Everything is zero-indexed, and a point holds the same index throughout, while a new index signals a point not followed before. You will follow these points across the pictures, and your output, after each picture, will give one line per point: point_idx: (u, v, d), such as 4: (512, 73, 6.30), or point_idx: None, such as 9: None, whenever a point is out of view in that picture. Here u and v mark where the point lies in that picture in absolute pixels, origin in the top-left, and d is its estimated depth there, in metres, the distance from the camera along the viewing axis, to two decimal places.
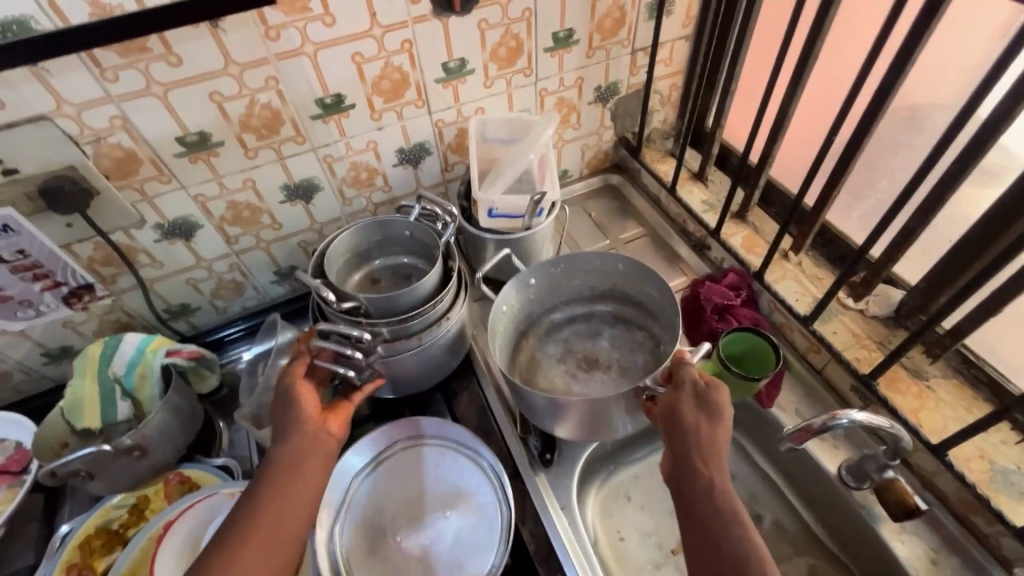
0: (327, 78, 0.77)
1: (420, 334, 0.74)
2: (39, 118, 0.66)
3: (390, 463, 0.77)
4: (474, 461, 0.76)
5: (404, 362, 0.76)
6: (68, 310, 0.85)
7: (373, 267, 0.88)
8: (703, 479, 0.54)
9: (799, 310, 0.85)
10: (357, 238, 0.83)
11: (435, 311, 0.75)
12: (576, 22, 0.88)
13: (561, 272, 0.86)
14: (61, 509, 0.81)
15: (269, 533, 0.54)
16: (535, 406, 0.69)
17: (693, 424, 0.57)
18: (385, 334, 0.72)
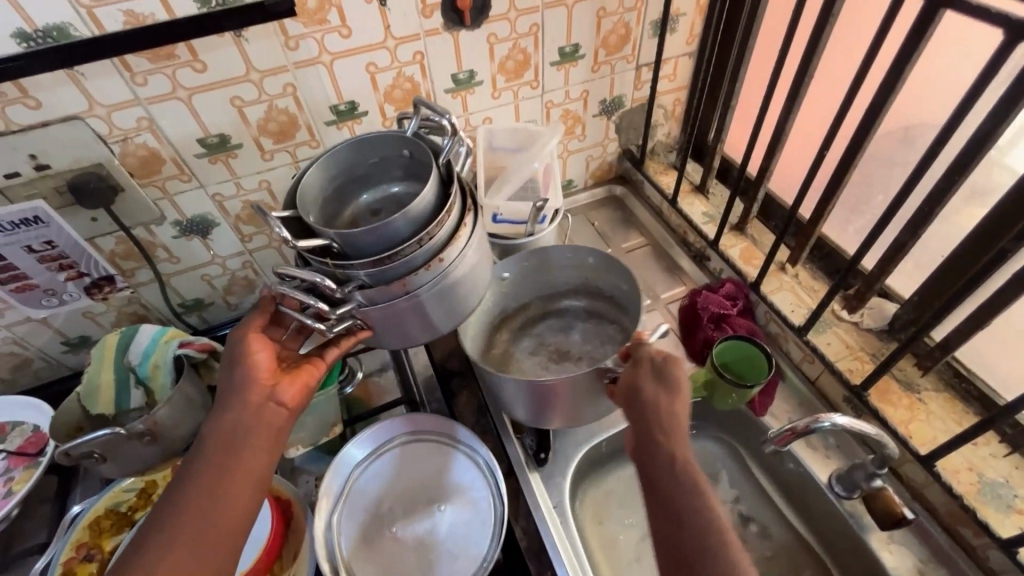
0: (342, 86, 0.81)
1: (405, 281, 0.57)
2: (71, 118, 0.70)
3: (388, 456, 0.79)
4: (470, 457, 0.78)
5: (390, 314, 0.60)
6: (88, 301, 0.89)
7: (366, 198, 0.70)
8: (665, 452, 0.56)
9: (793, 321, 0.86)
10: (341, 163, 0.66)
11: (420, 251, 0.57)
12: (581, 37, 0.92)
13: (533, 266, 0.91)
14: (73, 491, 0.84)
15: (217, 497, 0.53)
16: (506, 393, 0.73)
17: (655, 399, 0.59)
18: (361, 279, 0.57)
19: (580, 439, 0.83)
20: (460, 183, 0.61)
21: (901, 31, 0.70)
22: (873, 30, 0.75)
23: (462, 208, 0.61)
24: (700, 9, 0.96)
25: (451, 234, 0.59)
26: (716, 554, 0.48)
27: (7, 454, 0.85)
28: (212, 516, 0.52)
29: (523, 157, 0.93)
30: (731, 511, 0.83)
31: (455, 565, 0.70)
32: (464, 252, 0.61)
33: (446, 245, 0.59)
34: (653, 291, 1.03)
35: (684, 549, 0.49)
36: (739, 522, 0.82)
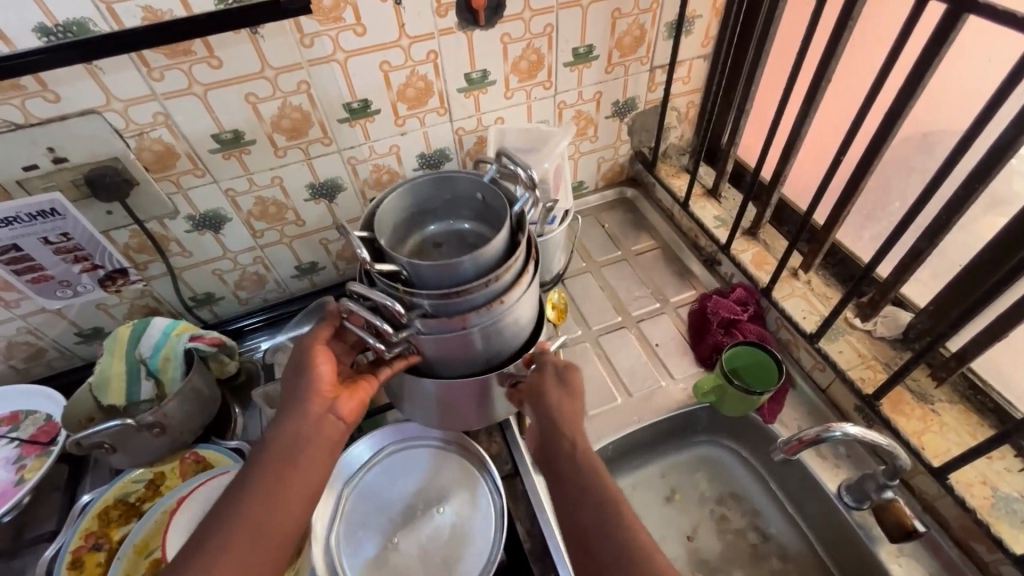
0: (356, 84, 0.82)
1: (467, 317, 0.62)
2: (89, 112, 0.71)
3: (380, 468, 0.78)
4: (465, 456, 0.79)
5: (445, 344, 0.64)
6: (102, 293, 0.90)
7: (433, 229, 0.75)
8: (568, 443, 0.63)
9: (805, 328, 0.85)
10: (416, 195, 0.71)
11: (485, 292, 0.61)
12: (596, 38, 0.91)
13: None
14: (83, 481, 0.85)
15: (271, 506, 0.56)
16: (427, 395, 0.71)
17: (551, 397, 0.66)
18: (425, 307, 0.61)
19: None
20: (529, 233, 0.67)
21: (923, 37, 0.69)
22: (894, 34, 0.74)
23: (527, 255, 0.66)
24: (716, 11, 0.95)
25: (514, 278, 0.64)
26: (615, 527, 0.55)
27: (19, 443, 0.86)
28: (264, 524, 0.55)
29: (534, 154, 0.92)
30: (737, 518, 0.83)
31: (465, 563, 0.69)
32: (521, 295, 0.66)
33: (506, 288, 0.64)
34: (662, 294, 1.02)
35: (585, 521, 0.56)
36: (746, 530, 0.81)
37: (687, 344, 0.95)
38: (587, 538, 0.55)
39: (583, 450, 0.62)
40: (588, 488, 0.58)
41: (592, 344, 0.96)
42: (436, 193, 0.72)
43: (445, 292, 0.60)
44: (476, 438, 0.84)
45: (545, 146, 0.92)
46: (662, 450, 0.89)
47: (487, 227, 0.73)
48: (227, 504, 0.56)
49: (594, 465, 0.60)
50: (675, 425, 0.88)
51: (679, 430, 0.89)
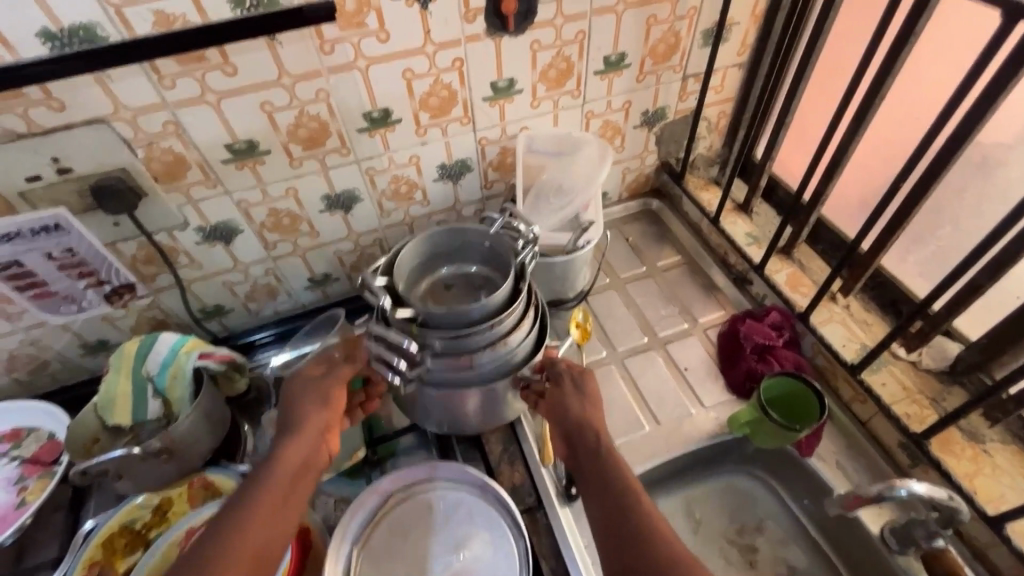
0: (377, 92, 0.77)
1: (472, 356, 0.67)
2: (95, 120, 0.67)
3: (388, 522, 0.72)
4: (478, 495, 0.74)
5: (453, 381, 0.70)
6: (107, 307, 0.86)
7: (446, 271, 0.81)
8: (591, 438, 0.64)
9: (844, 356, 0.81)
10: (434, 241, 0.77)
11: (488, 334, 0.67)
12: (629, 46, 0.86)
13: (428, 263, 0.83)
14: (85, 504, 0.81)
15: (273, 526, 0.57)
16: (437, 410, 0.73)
17: (571, 394, 0.68)
18: (436, 346, 0.67)
19: None
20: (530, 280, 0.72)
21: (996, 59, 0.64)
22: (964, 53, 0.69)
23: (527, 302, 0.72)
24: (756, 19, 0.90)
25: (516, 322, 0.69)
26: (633, 512, 0.56)
27: (21, 462, 0.82)
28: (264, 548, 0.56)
29: (568, 168, 0.91)
30: (770, 555, 0.79)
31: None
32: (525, 335, 0.71)
33: (509, 330, 0.69)
34: (690, 314, 0.98)
35: (607, 512, 0.57)
36: (779, 567, 0.77)
37: (717, 369, 0.90)
38: (608, 521, 0.56)
39: (604, 441, 0.63)
40: (609, 477, 0.59)
41: (618, 366, 0.91)
42: (455, 241, 0.79)
43: (451, 332, 0.66)
44: (498, 469, 0.80)
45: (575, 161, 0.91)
46: (690, 479, 0.85)
47: (496, 273, 0.80)
48: (225, 518, 0.56)
49: (615, 456, 0.61)
50: (704, 454, 0.84)
51: (709, 459, 0.85)
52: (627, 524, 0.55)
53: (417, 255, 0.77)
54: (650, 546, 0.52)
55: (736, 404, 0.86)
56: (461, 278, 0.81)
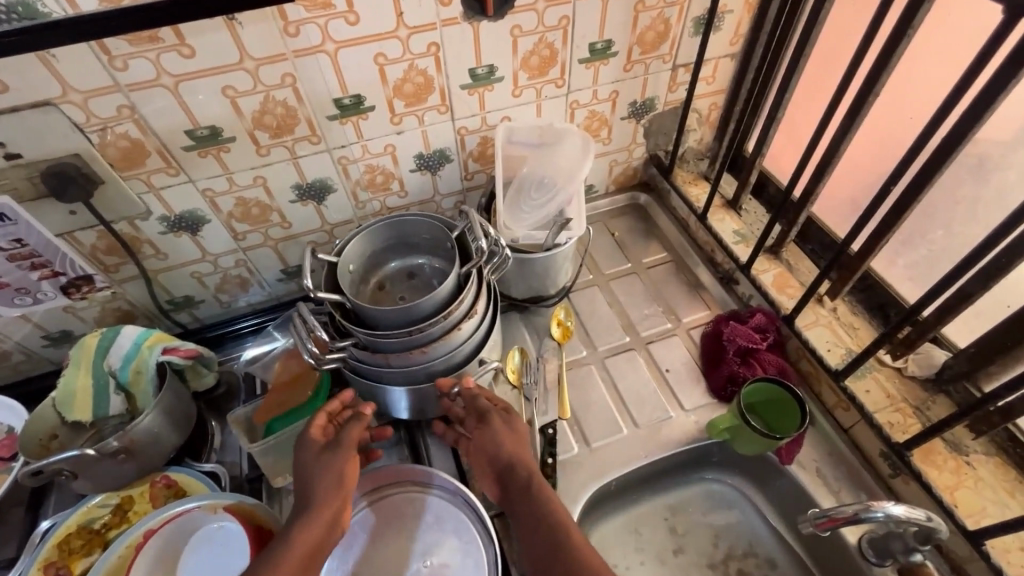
0: (347, 78, 0.73)
1: (388, 355, 0.69)
2: (43, 103, 0.63)
3: (357, 526, 0.71)
4: (449, 499, 0.72)
5: (374, 373, 0.73)
6: (66, 298, 0.83)
7: (414, 260, 0.82)
8: (519, 470, 0.66)
9: (829, 361, 0.79)
10: (404, 229, 0.78)
11: (407, 340, 0.69)
12: (615, 33, 0.83)
13: (396, 242, 0.80)
14: (45, 502, 0.79)
15: None
16: (390, 401, 0.76)
17: (489, 428, 0.69)
18: (357, 338, 0.69)
19: (586, 478, 0.78)
20: (469, 296, 0.72)
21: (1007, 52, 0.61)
22: (963, 47, 0.66)
23: (463, 314, 0.72)
24: (749, 7, 0.86)
25: (444, 332, 0.71)
26: (561, 541, 0.58)
27: None
28: None
29: (550, 163, 0.88)
30: (747, 563, 0.77)
31: None
32: (452, 345, 0.73)
33: (434, 339, 0.70)
34: (673, 314, 0.95)
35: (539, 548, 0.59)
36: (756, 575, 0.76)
37: (699, 371, 0.88)
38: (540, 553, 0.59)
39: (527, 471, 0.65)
40: (535, 510, 0.61)
41: (598, 366, 0.89)
42: (423, 234, 0.79)
43: (372, 327, 0.68)
44: (470, 472, 0.78)
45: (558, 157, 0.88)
46: (668, 484, 0.83)
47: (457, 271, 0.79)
48: None
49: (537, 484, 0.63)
50: (683, 458, 0.82)
51: (687, 463, 0.83)
52: (557, 556, 0.58)
53: (384, 237, 0.79)
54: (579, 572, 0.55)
55: (717, 408, 0.84)
56: (425, 269, 0.81)
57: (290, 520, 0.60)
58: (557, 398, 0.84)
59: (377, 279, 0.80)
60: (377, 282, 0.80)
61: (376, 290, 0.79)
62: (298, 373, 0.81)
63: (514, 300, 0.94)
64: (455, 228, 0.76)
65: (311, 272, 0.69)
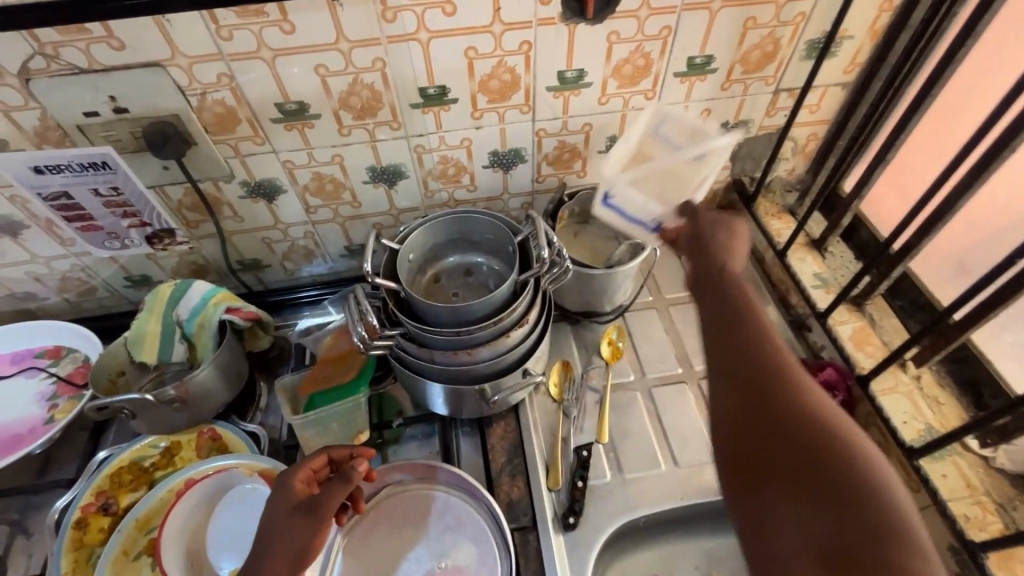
0: (435, 68, 0.73)
1: (433, 351, 0.70)
2: (152, 64, 0.66)
3: (376, 516, 0.71)
4: (471, 503, 0.71)
5: (415, 365, 0.73)
6: (149, 248, 0.88)
7: (473, 258, 0.81)
8: (722, 264, 0.63)
9: (903, 435, 0.72)
10: (469, 225, 0.77)
11: (455, 339, 0.68)
12: (718, 48, 0.78)
13: (460, 238, 0.79)
14: (106, 432, 0.85)
15: None
16: (426, 395, 0.76)
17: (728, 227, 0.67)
18: (406, 329, 0.70)
19: (615, 509, 0.75)
20: (523, 306, 0.70)
21: None
22: None
23: (515, 322, 0.71)
24: (874, 35, 0.78)
25: (492, 337, 0.70)
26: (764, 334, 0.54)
27: (56, 380, 0.87)
28: None
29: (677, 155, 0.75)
30: None
31: None
32: (496, 353, 0.71)
33: (481, 342, 0.70)
34: None
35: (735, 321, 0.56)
36: None
37: None
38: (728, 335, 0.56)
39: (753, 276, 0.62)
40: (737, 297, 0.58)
41: (643, 393, 0.85)
42: (486, 232, 0.78)
43: (421, 320, 0.68)
44: (497, 479, 0.77)
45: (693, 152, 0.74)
46: (701, 531, 0.79)
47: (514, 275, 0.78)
48: None
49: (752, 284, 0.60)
50: (720, 507, 0.77)
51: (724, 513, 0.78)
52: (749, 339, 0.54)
53: (447, 232, 0.78)
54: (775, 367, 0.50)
55: None
56: (482, 269, 0.80)
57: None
58: (596, 421, 0.81)
59: (434, 272, 0.80)
60: (433, 274, 0.80)
61: (432, 282, 0.79)
62: (346, 352, 0.83)
63: (567, 311, 0.92)
64: (520, 232, 0.75)
65: (372, 254, 0.69)
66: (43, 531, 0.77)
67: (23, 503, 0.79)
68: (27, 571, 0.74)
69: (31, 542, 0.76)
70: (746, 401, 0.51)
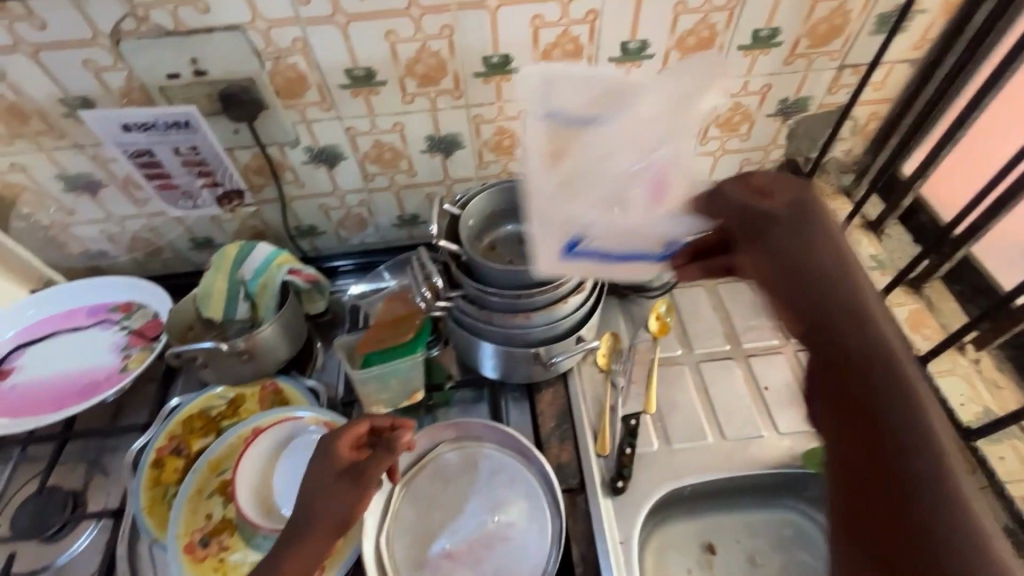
0: (501, 36, 0.74)
1: (493, 314, 0.72)
2: (233, 27, 0.69)
3: (433, 469, 0.73)
4: (525, 464, 0.73)
5: (472, 327, 0.76)
6: (218, 209, 0.92)
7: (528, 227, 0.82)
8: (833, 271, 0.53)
9: (960, 416, 0.72)
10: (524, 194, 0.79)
11: (516, 303, 0.70)
12: (786, 21, 0.77)
13: (517, 206, 0.81)
14: (174, 383, 0.89)
15: None
16: (483, 357, 0.79)
17: (819, 234, 0.56)
18: (467, 291, 0.72)
19: (663, 477, 0.76)
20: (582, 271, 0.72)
21: None
22: None
23: (574, 287, 0.72)
24: (949, 8, 0.76)
25: (551, 302, 0.72)
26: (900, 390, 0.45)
27: (129, 332, 0.92)
28: None
29: (623, 146, 0.54)
30: None
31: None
32: (552, 319, 0.73)
33: (540, 307, 0.71)
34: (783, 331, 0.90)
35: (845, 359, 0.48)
36: None
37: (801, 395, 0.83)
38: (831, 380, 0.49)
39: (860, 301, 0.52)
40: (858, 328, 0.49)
41: (691, 368, 0.86)
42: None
43: (482, 283, 0.71)
44: (547, 442, 0.79)
45: (650, 155, 0.55)
46: (746, 504, 0.80)
47: None
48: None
49: (872, 309, 0.51)
50: (767, 482, 0.78)
51: (770, 488, 0.79)
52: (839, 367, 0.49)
53: (505, 200, 0.80)
54: (917, 441, 0.42)
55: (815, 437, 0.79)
56: None
57: (281, 544, 0.60)
58: (644, 391, 0.83)
59: (490, 239, 0.81)
60: (490, 241, 0.81)
61: (488, 248, 0.80)
62: (401, 316, 0.83)
63: (615, 286, 0.92)
64: None
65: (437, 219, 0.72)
66: (120, 471, 0.82)
67: (100, 446, 0.85)
68: (106, 507, 0.79)
69: (109, 481, 0.81)
70: (881, 490, 0.42)
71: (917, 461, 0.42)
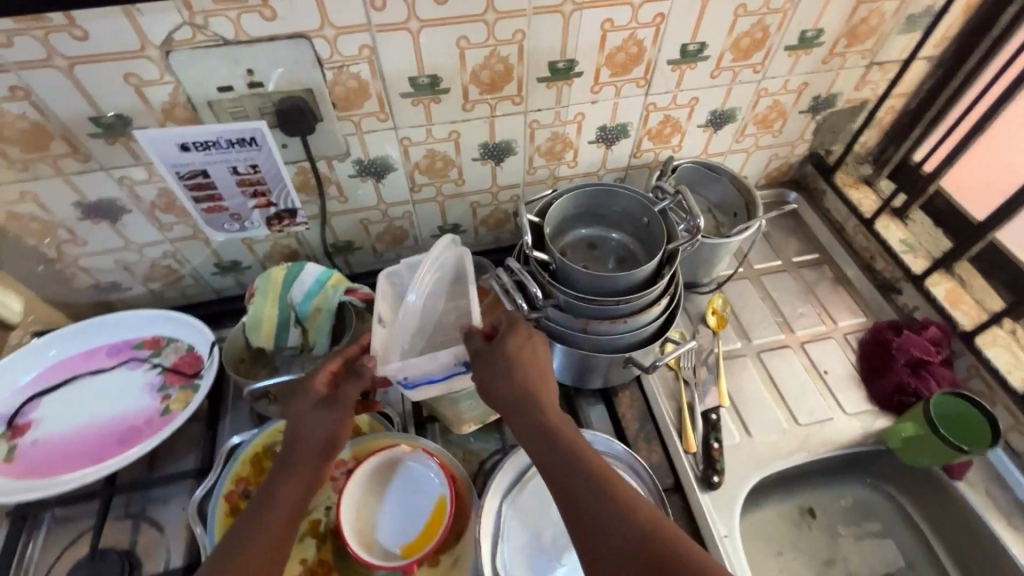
0: (571, 40, 0.73)
1: (587, 321, 0.72)
2: (300, 36, 0.64)
3: (535, 484, 0.71)
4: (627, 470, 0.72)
5: (560, 335, 0.75)
6: (266, 230, 0.86)
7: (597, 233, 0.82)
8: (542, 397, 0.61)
9: (1012, 384, 0.78)
10: (594, 200, 0.79)
11: (611, 309, 0.70)
12: (830, 22, 0.81)
13: (587, 212, 0.80)
14: (221, 421, 0.83)
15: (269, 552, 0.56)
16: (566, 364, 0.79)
17: (509, 361, 0.62)
18: (559, 300, 0.71)
19: (750, 467, 0.78)
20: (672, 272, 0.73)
21: None
22: None
23: (664, 289, 0.73)
24: (970, 8, 0.82)
25: (645, 305, 0.72)
26: (590, 476, 0.55)
27: (162, 370, 0.83)
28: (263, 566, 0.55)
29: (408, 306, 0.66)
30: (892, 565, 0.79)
31: None
32: (644, 320, 0.73)
33: (633, 311, 0.72)
34: (828, 316, 0.94)
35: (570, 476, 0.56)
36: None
37: (855, 376, 0.88)
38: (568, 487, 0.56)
39: (543, 403, 0.61)
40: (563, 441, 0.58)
41: (753, 358, 0.89)
42: (618, 206, 0.79)
43: (576, 291, 0.70)
44: (634, 445, 0.79)
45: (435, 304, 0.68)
46: (819, 483, 0.84)
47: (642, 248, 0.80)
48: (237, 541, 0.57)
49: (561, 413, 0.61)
50: (838, 461, 0.83)
51: (839, 467, 0.84)
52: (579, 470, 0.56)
53: (576, 206, 0.79)
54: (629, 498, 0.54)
55: (877, 414, 0.84)
56: (609, 243, 0.82)
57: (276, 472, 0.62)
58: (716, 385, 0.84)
59: (562, 245, 0.81)
60: (562, 248, 0.80)
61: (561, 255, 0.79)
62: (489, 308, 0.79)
63: None
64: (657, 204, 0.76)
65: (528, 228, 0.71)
66: (176, 523, 0.75)
67: (147, 498, 0.77)
68: (167, 564, 0.72)
69: (165, 535, 0.74)
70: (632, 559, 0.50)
71: (635, 514, 0.53)
